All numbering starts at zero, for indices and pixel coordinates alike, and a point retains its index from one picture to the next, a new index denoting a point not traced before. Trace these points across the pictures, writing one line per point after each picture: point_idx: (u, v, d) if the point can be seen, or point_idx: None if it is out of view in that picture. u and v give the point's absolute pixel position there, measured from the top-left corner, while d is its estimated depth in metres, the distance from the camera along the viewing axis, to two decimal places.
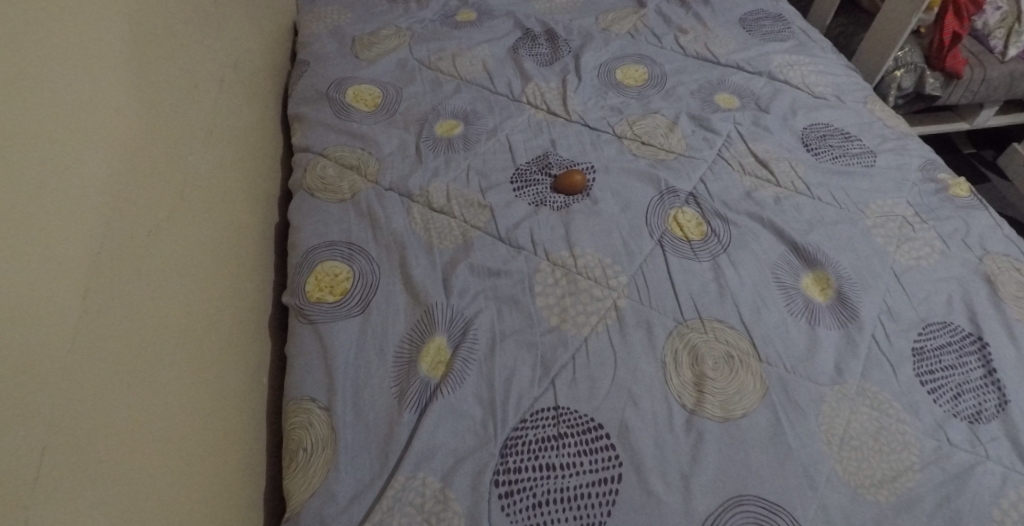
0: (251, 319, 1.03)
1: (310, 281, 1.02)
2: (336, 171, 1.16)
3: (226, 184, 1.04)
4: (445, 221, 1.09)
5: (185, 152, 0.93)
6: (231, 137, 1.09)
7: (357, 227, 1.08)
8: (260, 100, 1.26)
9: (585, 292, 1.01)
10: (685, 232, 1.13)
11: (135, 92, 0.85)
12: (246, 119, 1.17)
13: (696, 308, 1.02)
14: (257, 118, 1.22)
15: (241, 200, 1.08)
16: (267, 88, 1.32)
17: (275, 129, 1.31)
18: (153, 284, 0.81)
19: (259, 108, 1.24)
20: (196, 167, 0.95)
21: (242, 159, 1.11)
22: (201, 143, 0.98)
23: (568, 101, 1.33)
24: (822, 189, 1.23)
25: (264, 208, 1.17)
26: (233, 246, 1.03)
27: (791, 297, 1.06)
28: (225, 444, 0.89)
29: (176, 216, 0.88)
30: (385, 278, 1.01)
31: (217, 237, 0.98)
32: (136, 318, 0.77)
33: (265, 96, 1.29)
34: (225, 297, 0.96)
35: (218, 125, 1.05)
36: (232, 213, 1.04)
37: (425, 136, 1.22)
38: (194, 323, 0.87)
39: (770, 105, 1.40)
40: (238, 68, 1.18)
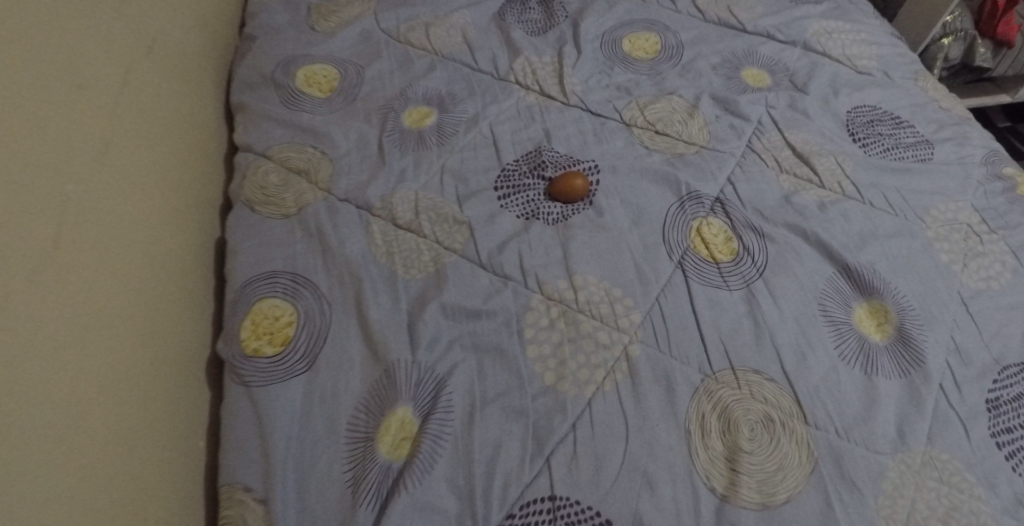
0: (170, 378, 0.84)
1: (246, 327, 0.83)
2: (280, 177, 0.96)
3: (133, 211, 0.83)
4: (413, 241, 0.87)
5: (114, 165, 0.81)
6: (143, 147, 0.88)
7: (306, 254, 0.88)
8: (195, 88, 1.06)
9: (588, 336, 0.81)
10: (711, 250, 0.92)
11: (99, 88, 0.81)
12: (167, 118, 0.95)
13: (725, 354, 0.82)
14: (185, 113, 1.01)
15: (158, 226, 0.88)
16: (203, 70, 1.09)
17: (214, 121, 1.10)
18: (120, 293, 0.78)
19: (188, 100, 1.02)
20: (120, 184, 0.82)
21: (160, 173, 0.91)
22: (164, 140, 0.93)
23: (565, 80, 1.11)
24: (874, 191, 1.03)
25: (199, 224, 0.98)
26: (146, 289, 0.83)
27: (842, 336, 0.87)
28: (177, 477, 0.82)
29: (140, 220, 0.84)
30: (338, 322, 0.82)
31: (119, 284, 0.78)
32: (104, 330, 0.74)
33: (199, 82, 1.07)
34: (129, 361, 0.77)
35: (119, 135, 0.83)
36: (144, 248, 0.84)
37: (389, 128, 1.00)
38: (160, 335, 0.84)
39: (807, 84, 1.17)
40: (156, 52, 0.95)
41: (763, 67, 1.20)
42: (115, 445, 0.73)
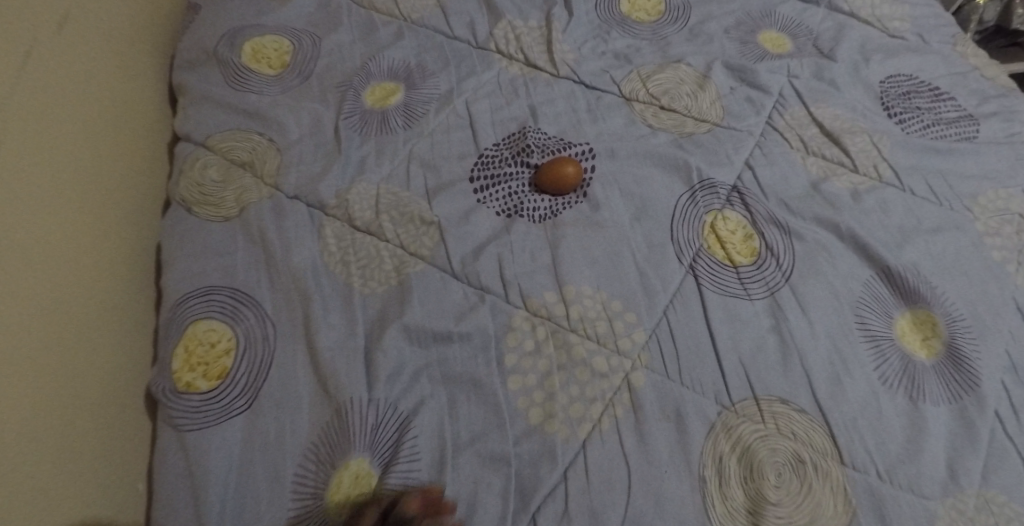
0: (98, 417, 0.72)
1: (178, 355, 0.71)
2: (220, 172, 0.85)
3: (33, 225, 0.70)
4: (372, 246, 0.75)
5: (21, 146, 0.71)
6: (48, 139, 0.74)
7: (249, 266, 0.76)
8: (132, 63, 0.92)
9: (582, 364, 0.68)
10: (729, 250, 0.78)
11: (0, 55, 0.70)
12: (89, 96, 0.82)
13: (745, 379, 0.70)
14: (113, 100, 0.87)
15: (74, 240, 0.75)
16: (141, 45, 0.95)
17: (159, 105, 0.96)
18: (33, 294, 0.68)
19: (118, 84, 0.88)
20: (30, 168, 0.71)
21: (74, 176, 0.77)
22: (93, 117, 0.82)
23: (554, 46, 0.95)
24: (913, 176, 0.89)
25: (141, 222, 0.86)
26: (56, 313, 0.70)
27: (883, 355, 0.75)
28: (120, 508, 0.71)
29: (60, 210, 0.74)
30: (284, 348, 0.70)
31: (13, 315, 0.65)
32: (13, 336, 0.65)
33: (134, 59, 0.93)
34: (32, 407, 0.65)
35: (13, 131, 0.70)
36: (51, 267, 0.71)
37: (348, 111, 0.87)
38: (91, 341, 0.74)
39: (833, 49, 1.02)
40: (68, 30, 0.81)
41: (782, 30, 1.05)
42: (16, 513, 0.61)
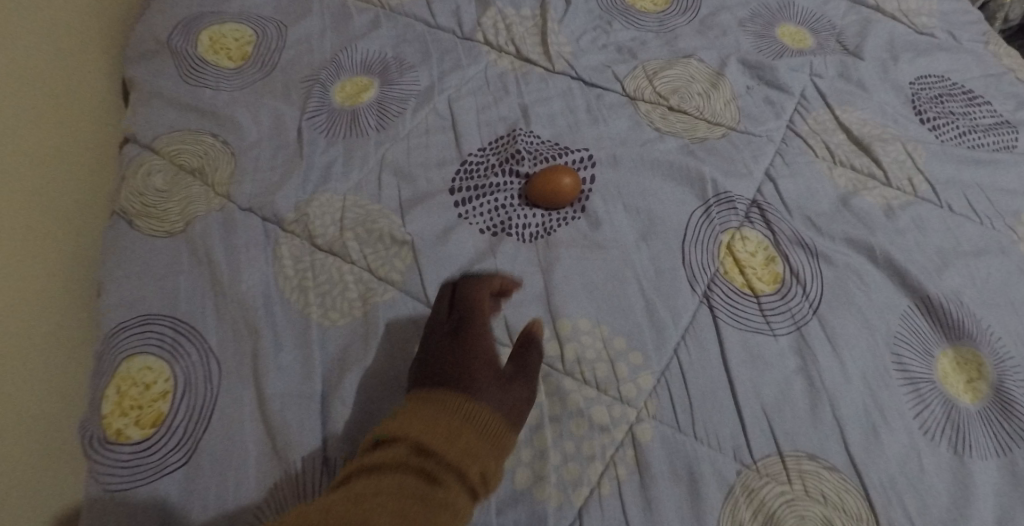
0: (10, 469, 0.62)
1: (109, 397, 0.62)
2: (166, 181, 0.75)
3: None
4: (336, 271, 0.65)
5: None
6: None
7: (193, 290, 0.66)
8: (85, 48, 0.81)
9: (579, 415, 0.59)
10: (748, 277, 0.68)
11: None
12: (32, 81, 0.71)
13: (768, 431, 0.60)
14: (56, 90, 0.75)
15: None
16: (94, 27, 0.83)
17: (109, 96, 0.84)
18: None
19: (62, 70, 0.76)
20: None
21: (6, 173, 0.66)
22: (34, 104, 0.71)
23: (549, 38, 0.85)
24: (951, 190, 0.79)
25: (82, 231, 0.75)
26: None
27: (924, 402, 0.65)
28: None
29: None
30: (233, 390, 0.61)
31: None
32: None
33: (85, 42, 0.81)
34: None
35: None
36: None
37: (315, 110, 0.77)
38: (11, 371, 0.63)
39: (858, 46, 0.92)
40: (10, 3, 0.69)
41: (802, 24, 0.94)
42: None
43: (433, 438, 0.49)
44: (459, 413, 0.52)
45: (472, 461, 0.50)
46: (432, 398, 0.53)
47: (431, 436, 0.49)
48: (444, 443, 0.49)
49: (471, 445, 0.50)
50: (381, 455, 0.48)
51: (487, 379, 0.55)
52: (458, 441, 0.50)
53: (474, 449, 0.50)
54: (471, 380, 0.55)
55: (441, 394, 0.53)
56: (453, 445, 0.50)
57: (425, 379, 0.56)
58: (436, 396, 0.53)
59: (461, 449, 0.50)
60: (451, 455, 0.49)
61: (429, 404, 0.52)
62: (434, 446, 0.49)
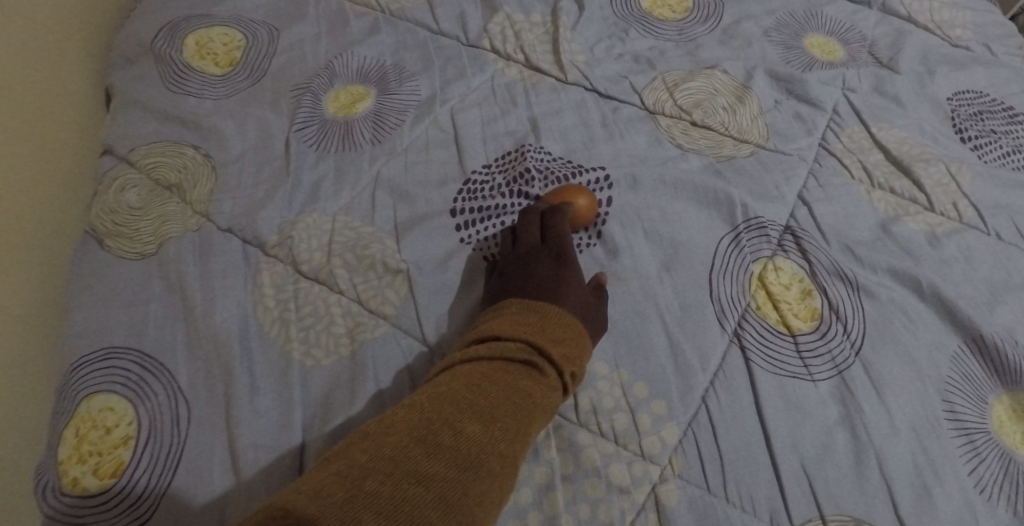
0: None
1: (67, 440, 0.55)
2: (141, 196, 0.68)
3: None
4: (323, 302, 0.59)
5: None
6: None
7: (163, 320, 0.59)
8: (63, 52, 0.74)
9: (594, 474, 0.52)
10: (785, 314, 0.61)
11: None
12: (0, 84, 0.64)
13: (808, 493, 0.53)
14: (16, 78, 0.67)
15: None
16: (73, 24, 0.76)
17: (87, 98, 0.77)
18: None
19: (26, 57, 0.68)
20: None
21: None
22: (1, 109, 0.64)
23: (561, 46, 0.78)
24: (999, 215, 0.72)
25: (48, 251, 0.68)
26: None
27: (980, 457, 0.57)
28: None
29: None
30: (204, 436, 0.54)
31: None
32: None
33: (60, 37, 0.74)
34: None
35: None
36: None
37: (305, 121, 0.70)
38: None
39: (893, 59, 0.85)
40: None
41: (832, 35, 0.87)
42: None
43: (541, 342, 0.51)
44: (562, 321, 0.53)
45: (573, 365, 0.52)
46: (533, 305, 0.54)
47: (540, 341, 0.51)
48: (551, 347, 0.51)
49: (571, 350, 0.52)
50: (494, 352, 0.50)
51: (577, 303, 0.55)
52: (563, 346, 0.52)
53: (575, 353, 0.52)
54: (558, 297, 0.55)
55: (545, 305, 0.54)
56: (560, 350, 0.51)
57: (518, 289, 0.56)
58: (537, 305, 0.54)
59: (565, 353, 0.51)
60: (556, 358, 0.51)
61: (531, 312, 0.53)
62: (544, 350, 0.51)
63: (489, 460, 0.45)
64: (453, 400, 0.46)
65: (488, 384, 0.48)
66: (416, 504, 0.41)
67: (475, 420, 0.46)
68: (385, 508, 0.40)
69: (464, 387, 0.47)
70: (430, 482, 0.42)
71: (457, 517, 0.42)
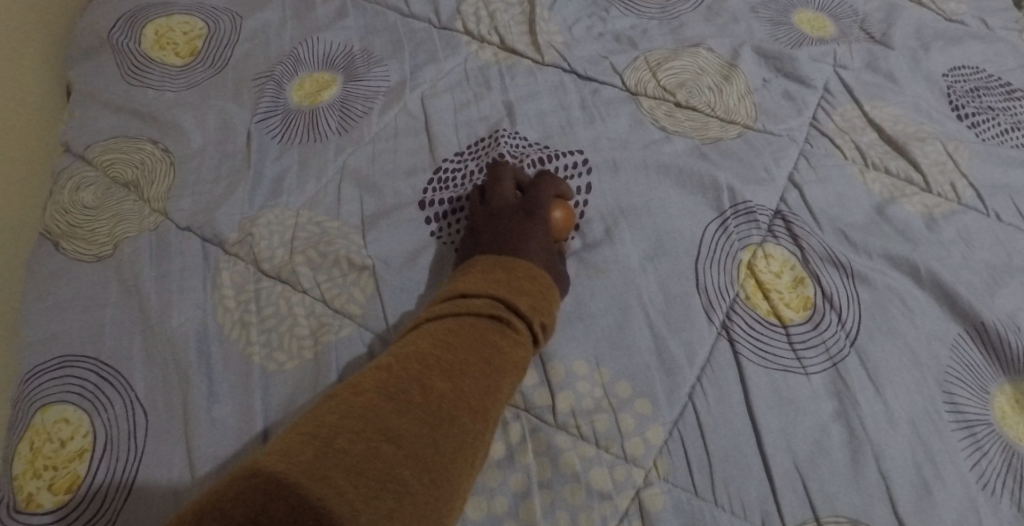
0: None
1: (21, 455, 0.52)
2: (97, 195, 0.64)
3: None
4: (286, 301, 0.56)
5: None
6: None
7: (118, 325, 0.56)
8: (18, 45, 0.69)
9: (574, 480, 0.49)
10: (776, 303, 0.58)
11: None
12: None
13: (802, 494, 0.50)
14: None
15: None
16: (30, 8, 0.71)
17: (46, 87, 0.72)
18: None
19: None
20: None
21: None
22: None
23: (538, 27, 0.74)
24: (999, 195, 0.69)
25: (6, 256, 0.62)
26: None
27: (983, 451, 0.55)
28: None
29: None
30: (161, 447, 0.51)
31: None
32: None
33: (17, 20, 0.69)
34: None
35: None
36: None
37: (268, 111, 0.67)
38: None
39: (885, 34, 0.82)
40: None
41: (822, 9, 0.83)
42: None
43: (507, 297, 0.49)
44: (530, 273, 0.52)
45: (541, 317, 0.50)
46: (500, 260, 0.52)
47: (506, 295, 0.49)
48: (516, 300, 0.49)
49: (539, 301, 0.51)
50: (459, 309, 0.48)
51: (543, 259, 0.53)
52: (531, 298, 0.50)
53: (544, 306, 0.51)
54: (523, 249, 0.53)
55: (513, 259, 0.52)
56: (528, 302, 0.50)
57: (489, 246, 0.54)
58: (506, 259, 0.52)
59: (530, 306, 0.50)
60: (523, 310, 0.49)
61: (497, 267, 0.51)
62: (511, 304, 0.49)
63: (460, 416, 0.44)
64: (418, 358, 0.45)
65: (454, 340, 0.46)
66: (389, 461, 0.40)
67: (446, 377, 0.44)
68: (359, 466, 0.39)
69: (429, 344, 0.45)
70: (401, 438, 0.41)
71: (431, 472, 0.41)
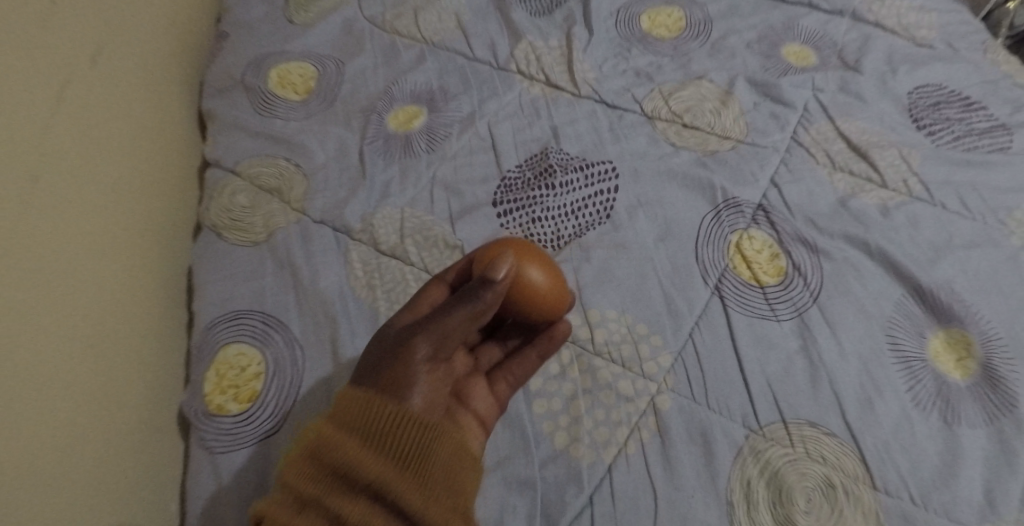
0: (157, 474, 0.74)
1: (210, 379, 0.73)
2: (249, 199, 0.85)
3: (105, 249, 0.75)
4: (399, 270, 0.77)
5: (93, 160, 0.76)
6: (114, 153, 0.80)
7: (276, 289, 0.78)
8: (165, 88, 0.93)
9: (607, 388, 0.69)
10: (755, 272, 0.78)
11: (85, 75, 0.77)
12: (148, 122, 0.87)
13: (773, 402, 0.69)
14: (153, 109, 0.89)
15: (46, 343, 0.65)
16: (172, 61, 0.95)
17: (185, 122, 0.95)
18: (99, 304, 0.72)
19: (157, 94, 0.90)
20: (99, 181, 0.76)
21: (131, 194, 0.81)
22: (149, 137, 0.87)
23: (575, 67, 0.96)
24: (946, 190, 0.87)
25: (170, 242, 0.86)
26: (117, 321, 0.74)
27: (916, 378, 0.73)
28: (132, 488, 0.71)
29: (119, 228, 0.78)
30: (314, 371, 0.72)
31: (84, 314, 0.70)
32: (81, 332, 0.69)
33: (165, 70, 0.93)
34: (64, 476, 0.64)
35: (91, 149, 0.76)
36: (20, 415, 0.61)
37: (373, 135, 0.89)
38: (141, 350, 0.77)
39: (859, 61, 1.01)
40: (132, 58, 0.86)
41: (806, 43, 1.03)
42: (58, 478, 0.63)
43: (286, 475, 0.58)
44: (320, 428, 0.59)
45: (307, 468, 0.57)
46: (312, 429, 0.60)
47: (286, 475, 0.58)
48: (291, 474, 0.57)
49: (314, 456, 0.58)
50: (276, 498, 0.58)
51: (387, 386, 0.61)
52: (304, 461, 0.57)
53: (323, 453, 0.57)
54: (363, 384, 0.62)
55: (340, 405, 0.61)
56: (300, 463, 0.57)
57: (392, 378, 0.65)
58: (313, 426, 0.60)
59: (302, 467, 0.57)
60: (295, 478, 0.57)
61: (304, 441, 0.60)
62: (287, 479, 0.58)
63: None
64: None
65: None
66: None
67: None
68: None
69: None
70: None
71: None
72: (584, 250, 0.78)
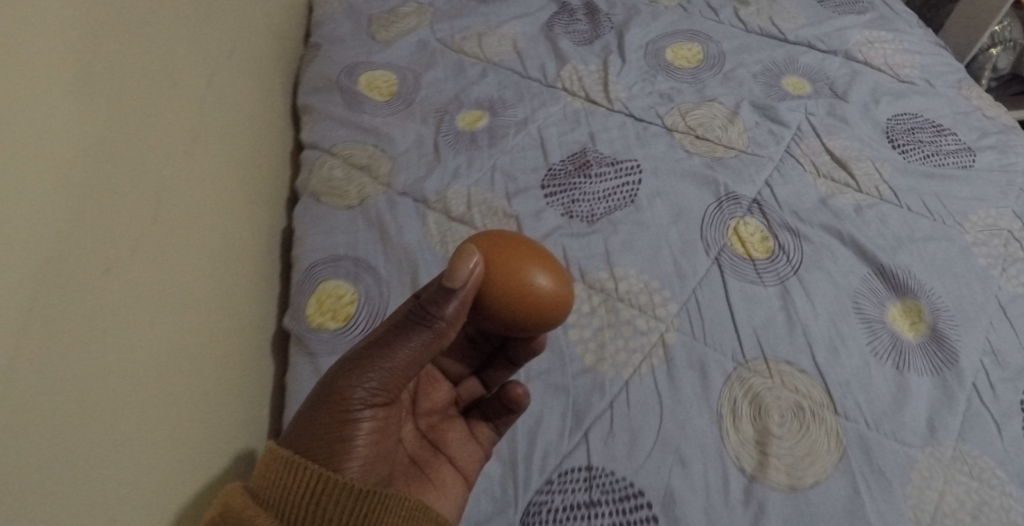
0: (247, 403, 0.91)
1: (312, 304, 0.93)
2: (344, 172, 1.06)
3: (238, 194, 0.97)
4: (465, 233, 0.98)
5: (234, 125, 0.99)
6: (245, 124, 1.03)
7: (366, 241, 0.98)
8: (270, 85, 1.15)
9: (627, 323, 0.89)
10: (748, 248, 0.96)
11: (232, 63, 1.01)
12: (262, 109, 1.10)
13: (758, 343, 0.88)
14: (265, 100, 1.12)
15: (209, 248, 0.87)
16: (275, 67, 1.18)
17: (281, 115, 1.17)
18: (234, 233, 0.94)
19: (267, 90, 1.13)
20: (238, 141, 0.99)
21: (252, 158, 1.04)
22: (262, 119, 1.10)
23: (609, 87, 1.16)
24: (912, 195, 1.06)
25: (269, 206, 1.07)
26: (242, 250, 0.96)
27: (876, 334, 0.91)
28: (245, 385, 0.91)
29: (246, 180, 1.00)
30: (395, 302, 0.92)
31: (227, 236, 0.92)
32: (225, 248, 0.91)
33: (271, 73, 1.16)
34: (216, 350, 0.85)
35: (234, 117, 0.99)
36: (191, 305, 0.80)
37: (444, 131, 1.10)
38: (252, 281, 0.97)
39: (847, 92, 1.20)
40: (254, 58, 1.10)
41: (804, 75, 1.23)
42: (213, 348, 0.84)
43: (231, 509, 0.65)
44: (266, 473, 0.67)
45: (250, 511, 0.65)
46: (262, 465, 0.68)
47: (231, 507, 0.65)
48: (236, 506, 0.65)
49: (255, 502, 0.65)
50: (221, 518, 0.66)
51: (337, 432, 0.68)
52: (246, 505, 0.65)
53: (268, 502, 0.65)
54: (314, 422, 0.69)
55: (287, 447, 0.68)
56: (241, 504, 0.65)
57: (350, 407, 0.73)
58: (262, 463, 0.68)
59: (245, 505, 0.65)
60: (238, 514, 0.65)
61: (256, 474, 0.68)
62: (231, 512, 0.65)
63: None
64: None
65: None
66: None
67: None
68: None
69: None
70: None
71: None
72: (612, 224, 0.98)
